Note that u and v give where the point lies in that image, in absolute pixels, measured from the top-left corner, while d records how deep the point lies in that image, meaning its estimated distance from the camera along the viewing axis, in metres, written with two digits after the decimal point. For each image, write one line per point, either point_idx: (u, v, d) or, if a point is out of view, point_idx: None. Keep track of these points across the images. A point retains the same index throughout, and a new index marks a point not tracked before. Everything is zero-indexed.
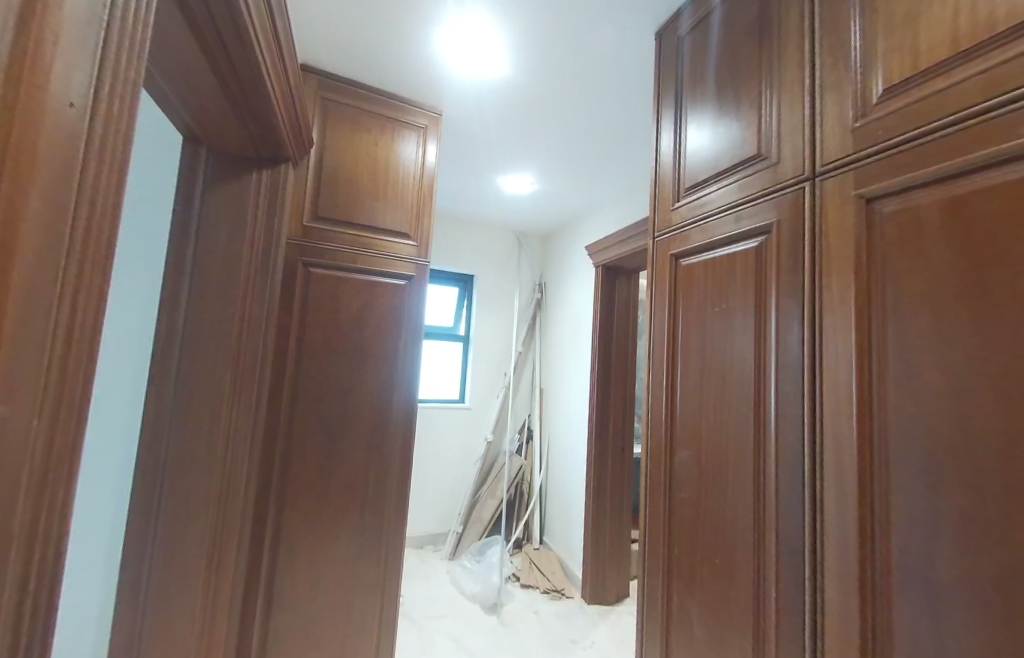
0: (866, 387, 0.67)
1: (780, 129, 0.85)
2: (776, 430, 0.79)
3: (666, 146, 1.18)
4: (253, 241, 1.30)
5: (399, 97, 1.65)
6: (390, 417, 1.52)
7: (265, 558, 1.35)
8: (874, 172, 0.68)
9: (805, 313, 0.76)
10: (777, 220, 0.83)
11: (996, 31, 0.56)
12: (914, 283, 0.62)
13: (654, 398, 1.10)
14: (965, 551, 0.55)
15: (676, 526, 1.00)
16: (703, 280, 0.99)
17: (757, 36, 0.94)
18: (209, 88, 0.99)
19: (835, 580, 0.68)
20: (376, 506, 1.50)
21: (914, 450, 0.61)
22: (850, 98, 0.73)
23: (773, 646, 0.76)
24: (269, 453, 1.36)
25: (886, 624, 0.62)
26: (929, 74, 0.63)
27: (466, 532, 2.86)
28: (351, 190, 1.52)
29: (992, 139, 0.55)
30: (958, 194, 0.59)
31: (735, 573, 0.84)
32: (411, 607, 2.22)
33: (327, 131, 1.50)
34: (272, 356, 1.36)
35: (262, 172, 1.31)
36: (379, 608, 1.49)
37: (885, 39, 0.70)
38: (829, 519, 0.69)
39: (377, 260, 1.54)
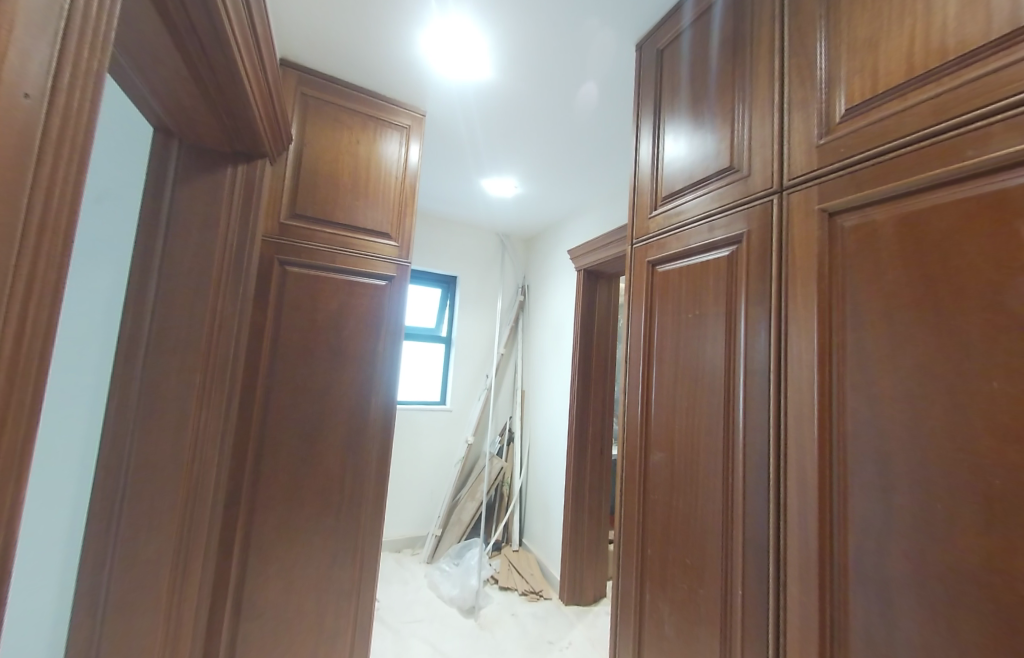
0: (828, 392, 0.70)
1: (751, 143, 0.88)
2: (744, 434, 0.82)
3: (645, 155, 1.21)
4: (226, 236, 1.26)
5: (382, 96, 1.64)
6: (367, 419, 1.50)
7: (234, 564, 1.30)
8: (836, 188, 0.71)
9: (772, 320, 0.79)
10: (748, 230, 0.86)
11: (947, 59, 0.60)
12: (871, 294, 0.66)
13: (630, 400, 1.12)
14: (914, 549, 0.58)
15: (649, 527, 1.02)
16: (678, 287, 1.01)
17: (732, 51, 0.97)
18: (182, 80, 0.96)
19: (797, 578, 0.71)
20: (352, 509, 1.48)
21: (869, 453, 0.64)
22: (816, 116, 0.77)
23: (738, 643, 0.78)
24: (240, 455, 1.32)
25: (843, 620, 0.65)
26: (888, 96, 0.66)
27: (445, 535, 2.83)
28: (330, 189, 1.50)
29: (943, 160, 0.59)
30: (911, 210, 0.62)
31: (704, 572, 0.86)
32: (387, 612, 2.19)
33: (307, 127, 1.48)
34: (245, 356, 1.33)
35: (237, 167, 1.28)
36: (353, 613, 1.47)
37: (848, 61, 0.73)
38: (791, 520, 0.72)
39: (357, 260, 1.52)
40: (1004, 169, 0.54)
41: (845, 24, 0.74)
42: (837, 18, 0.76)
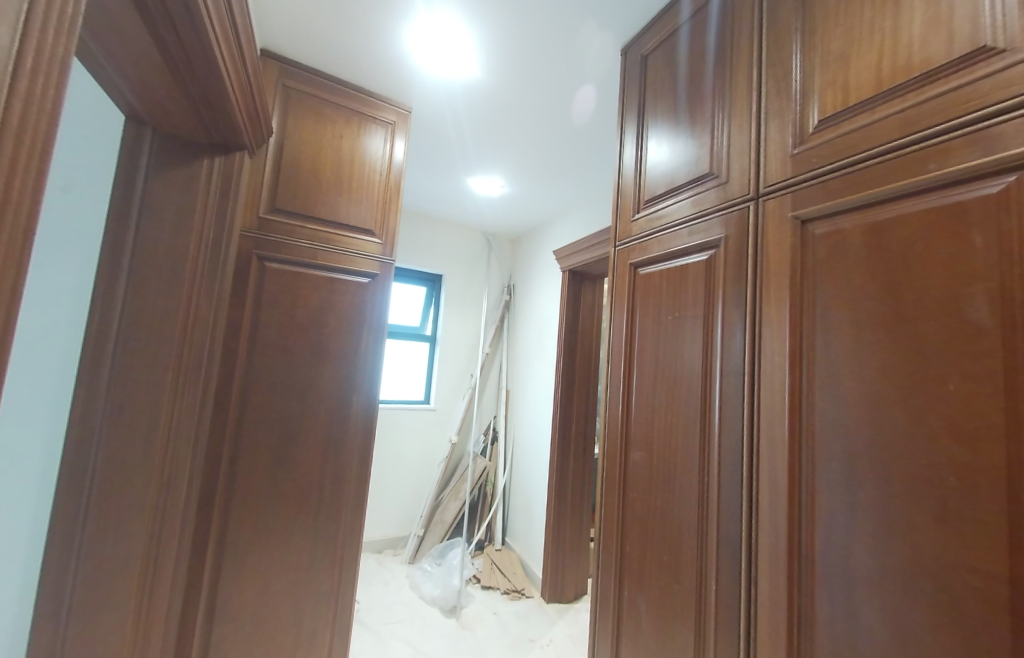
0: (798, 394, 0.72)
1: (729, 150, 0.90)
2: (719, 433, 0.84)
3: (629, 158, 1.22)
4: (203, 231, 1.24)
5: (366, 91, 1.62)
6: (348, 419, 1.49)
7: (207, 567, 1.27)
8: (808, 196, 0.74)
9: (747, 323, 0.81)
10: (725, 236, 0.88)
11: (913, 75, 0.63)
12: (840, 299, 0.68)
13: (612, 401, 1.14)
14: (876, 545, 0.61)
15: (628, 525, 1.03)
16: (659, 289, 1.03)
17: (712, 59, 0.99)
18: (156, 68, 0.94)
19: (768, 574, 0.73)
20: (332, 508, 1.46)
21: (836, 453, 0.66)
22: (791, 126, 0.79)
23: (712, 638, 0.80)
24: (214, 455, 1.28)
25: (811, 612, 0.67)
26: (858, 109, 0.69)
27: (427, 535, 2.81)
28: (312, 183, 1.47)
29: (906, 172, 0.61)
30: (878, 219, 0.64)
31: (681, 569, 0.88)
32: (367, 614, 2.16)
33: (288, 120, 1.45)
34: (221, 353, 1.29)
35: (214, 159, 1.25)
36: (331, 615, 1.45)
37: (821, 73, 0.75)
38: (763, 517, 0.74)
39: (339, 257, 1.50)
40: (964, 181, 0.56)
41: (819, 37, 0.77)
42: (812, 31, 0.78)
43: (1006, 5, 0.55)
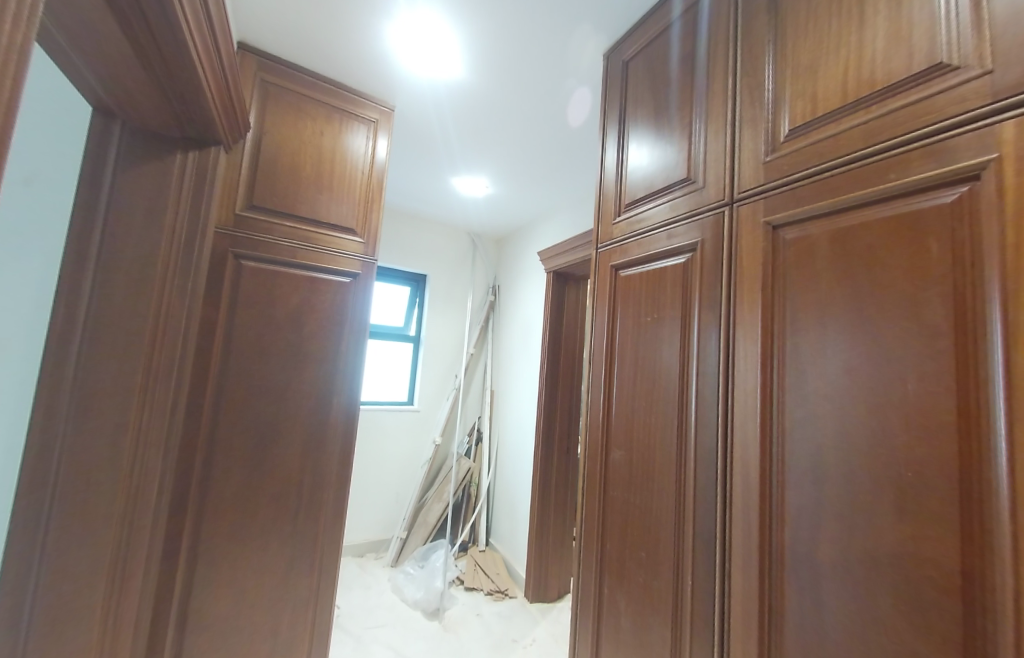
0: (769, 394, 0.74)
1: (706, 156, 0.93)
2: (695, 432, 0.86)
3: (610, 161, 1.24)
4: (175, 228, 1.20)
5: (348, 88, 1.59)
6: (329, 420, 1.46)
7: (179, 575, 1.23)
8: (779, 203, 0.76)
9: (721, 325, 0.83)
10: (701, 240, 0.90)
11: (876, 89, 0.66)
12: (808, 303, 0.70)
13: (593, 401, 1.15)
14: (841, 538, 0.63)
15: (608, 523, 1.05)
16: (639, 291, 1.04)
17: (690, 65, 1.01)
18: (125, 58, 0.91)
19: (740, 569, 0.75)
20: (312, 511, 1.43)
21: (804, 450, 0.69)
22: (763, 134, 0.82)
23: (688, 633, 0.82)
24: (186, 459, 1.24)
25: (780, 605, 0.69)
26: (825, 120, 0.72)
27: (410, 538, 2.78)
28: (291, 181, 1.44)
29: (869, 181, 0.64)
30: (843, 226, 0.67)
31: (658, 565, 0.90)
32: (347, 619, 2.12)
33: (266, 116, 1.42)
34: (194, 353, 1.25)
35: (188, 154, 1.22)
36: (310, 621, 1.42)
37: (792, 84, 0.78)
38: (736, 513, 0.76)
39: (319, 256, 1.47)
40: (922, 192, 0.59)
41: (790, 49, 0.79)
42: (783, 43, 0.81)
43: (961, 25, 0.58)
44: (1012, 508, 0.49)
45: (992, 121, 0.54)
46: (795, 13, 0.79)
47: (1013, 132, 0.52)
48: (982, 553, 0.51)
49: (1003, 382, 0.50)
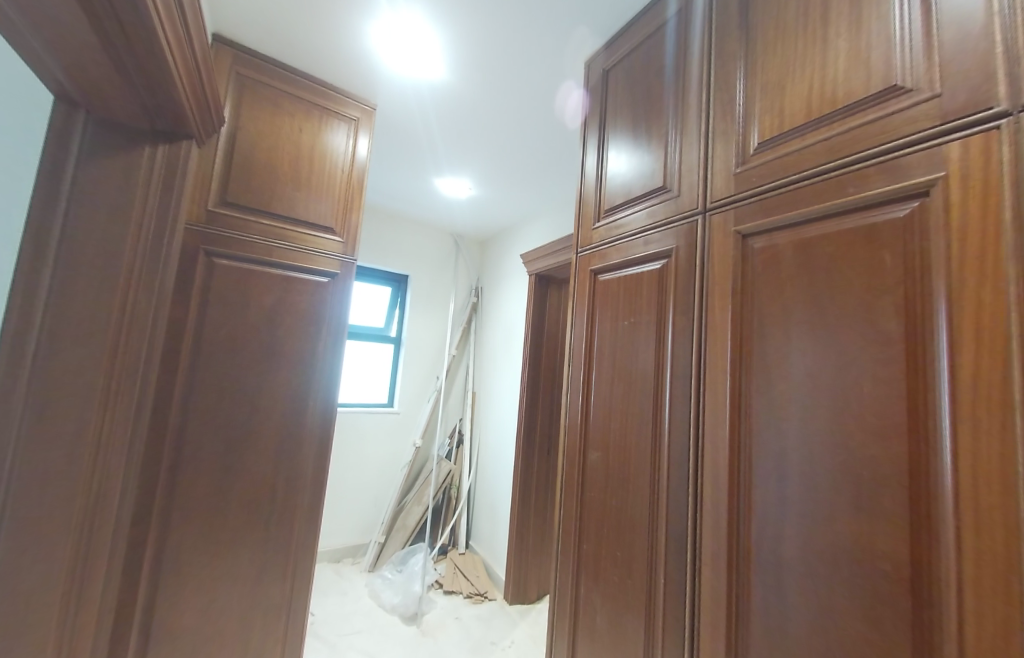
0: (737, 397, 0.77)
1: (681, 166, 0.95)
2: (669, 434, 0.88)
3: (591, 167, 1.26)
4: (142, 224, 1.16)
5: (328, 85, 1.57)
6: (304, 422, 1.44)
7: (142, 586, 1.18)
8: (748, 213, 0.79)
9: (694, 330, 0.85)
10: (676, 246, 0.93)
11: (838, 106, 0.69)
12: (774, 309, 0.73)
13: (571, 403, 1.17)
14: (803, 536, 0.66)
15: (586, 524, 1.06)
16: (617, 295, 1.06)
17: (666, 76, 1.04)
18: (89, 45, 0.87)
19: (710, 567, 0.77)
20: (286, 515, 1.40)
21: (769, 452, 0.71)
22: (734, 146, 0.85)
23: (660, 630, 0.84)
24: (152, 464, 1.20)
25: (746, 601, 0.71)
26: (792, 134, 0.75)
27: (388, 542, 2.75)
28: (267, 178, 1.41)
29: (832, 195, 0.67)
30: (807, 236, 0.70)
31: (633, 564, 0.91)
32: (322, 626, 2.08)
33: (242, 110, 1.38)
34: (162, 353, 1.21)
35: (157, 147, 1.18)
36: (282, 629, 1.39)
37: (761, 99, 0.81)
38: (706, 512, 0.78)
39: (296, 254, 1.45)
40: (878, 206, 0.62)
41: (759, 65, 0.83)
42: (753, 58, 0.84)
43: (914, 50, 0.61)
44: (955, 505, 0.52)
45: (940, 142, 0.57)
46: (764, 30, 0.83)
47: (958, 153, 0.55)
48: (929, 548, 0.54)
49: (948, 386, 0.54)
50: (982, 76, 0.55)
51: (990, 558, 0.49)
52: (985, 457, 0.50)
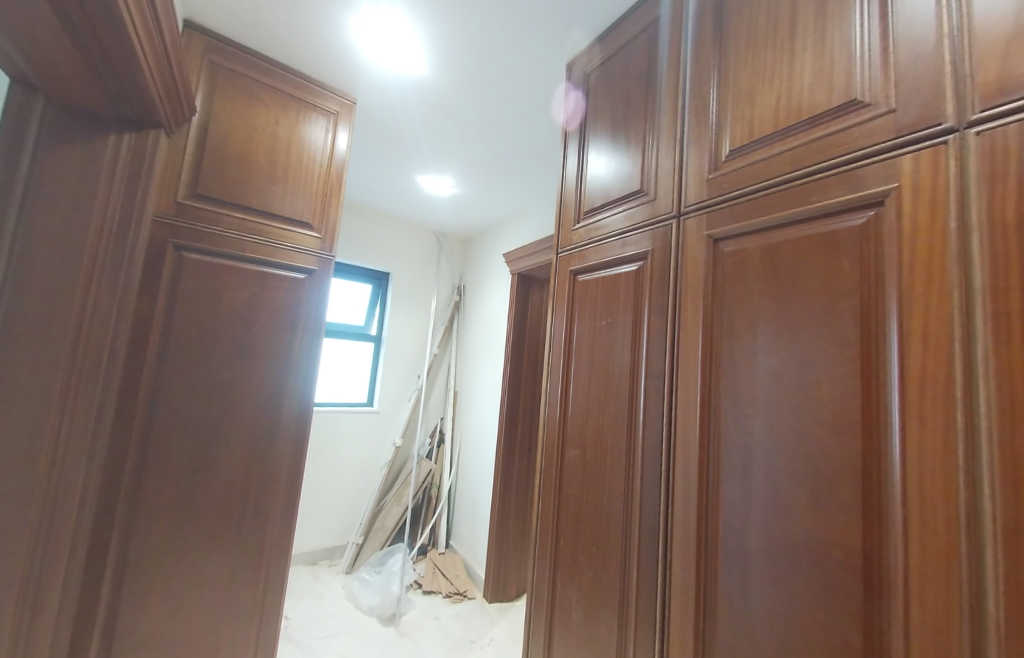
0: (707, 396, 0.79)
1: (657, 169, 0.97)
2: (642, 431, 0.90)
3: (571, 169, 1.28)
4: (106, 217, 1.12)
5: (306, 77, 1.54)
6: (279, 421, 1.41)
7: (104, 593, 1.14)
8: (720, 218, 0.82)
9: (667, 330, 0.87)
10: (651, 249, 0.95)
11: (803, 118, 0.72)
12: (743, 311, 0.76)
13: (550, 401, 1.18)
14: (766, 529, 0.68)
15: (563, 520, 1.07)
16: (595, 296, 1.08)
17: (645, 80, 1.06)
18: (48, 26, 0.83)
19: (680, 560, 0.79)
20: (258, 517, 1.37)
21: (736, 449, 0.74)
22: (707, 152, 0.87)
23: (632, 622, 0.86)
24: (115, 465, 1.15)
25: (713, 592, 0.74)
26: (761, 143, 0.78)
27: (366, 543, 2.71)
28: (241, 170, 1.37)
29: (796, 202, 0.70)
30: (773, 242, 0.73)
31: (607, 559, 0.93)
32: (296, 630, 2.04)
33: (214, 99, 1.34)
34: (126, 351, 1.17)
35: (122, 135, 1.14)
36: (254, 634, 1.35)
37: (733, 107, 0.84)
38: (677, 507, 0.81)
39: (271, 249, 1.41)
40: (838, 214, 0.65)
41: (731, 74, 0.85)
42: (726, 67, 0.86)
43: (872, 65, 0.65)
44: (902, 496, 0.55)
45: (894, 155, 0.60)
46: (736, 40, 0.85)
47: (910, 166, 0.59)
48: (879, 538, 0.57)
49: (898, 385, 0.57)
50: (932, 93, 0.58)
51: (934, 545, 0.53)
52: (929, 451, 0.54)
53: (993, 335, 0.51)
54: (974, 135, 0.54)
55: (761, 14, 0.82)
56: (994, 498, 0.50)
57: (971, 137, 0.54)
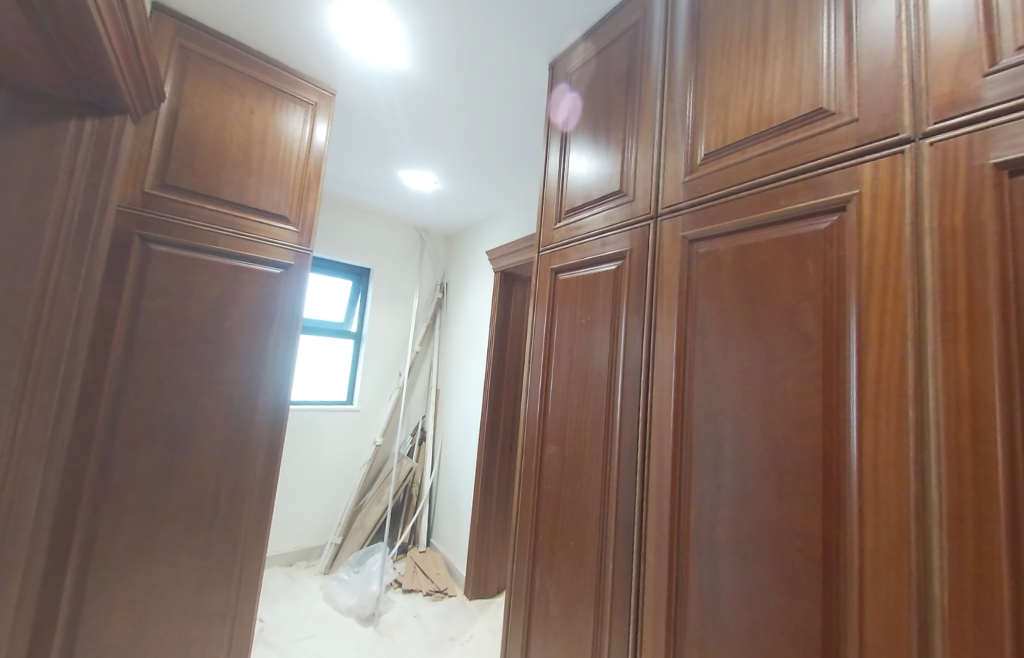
0: (681, 392, 0.81)
1: (636, 170, 0.99)
2: (618, 427, 0.92)
3: (554, 168, 1.29)
4: (66, 206, 1.06)
5: (283, 66, 1.50)
6: (254, 419, 1.37)
7: (64, 600, 1.09)
8: (694, 219, 0.84)
9: (644, 328, 0.89)
10: (629, 249, 0.96)
11: (773, 124, 0.75)
12: (715, 309, 0.78)
13: (530, 398, 1.19)
14: (734, 520, 0.71)
15: (542, 515, 1.09)
16: (575, 294, 1.09)
17: (625, 82, 1.08)
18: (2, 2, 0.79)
19: (654, 552, 0.81)
20: (230, 518, 1.34)
21: (707, 445, 0.76)
22: (683, 155, 0.89)
23: (607, 613, 0.88)
24: (76, 466, 1.11)
25: (685, 582, 0.76)
26: (734, 147, 0.80)
27: (345, 543, 2.68)
28: (213, 161, 1.33)
29: (766, 206, 0.73)
30: (744, 243, 0.75)
31: (584, 552, 0.95)
32: (272, 632, 2.00)
33: (185, 86, 1.30)
34: (89, 347, 1.12)
35: (84, 121, 1.08)
36: (227, 638, 1.32)
37: (708, 111, 0.86)
38: (651, 501, 0.83)
39: (244, 243, 1.37)
40: (804, 219, 0.68)
41: (707, 79, 0.88)
42: (702, 72, 0.88)
43: (837, 76, 0.67)
44: (859, 486, 0.58)
45: (857, 162, 0.63)
46: (712, 46, 0.88)
47: (870, 174, 0.62)
48: (837, 526, 0.60)
49: (856, 382, 0.60)
50: (891, 105, 0.61)
51: (887, 531, 0.55)
52: (883, 444, 0.57)
53: (942, 335, 0.54)
54: (928, 146, 0.57)
55: (736, 20, 0.84)
56: (940, 488, 0.53)
57: (925, 147, 0.57)
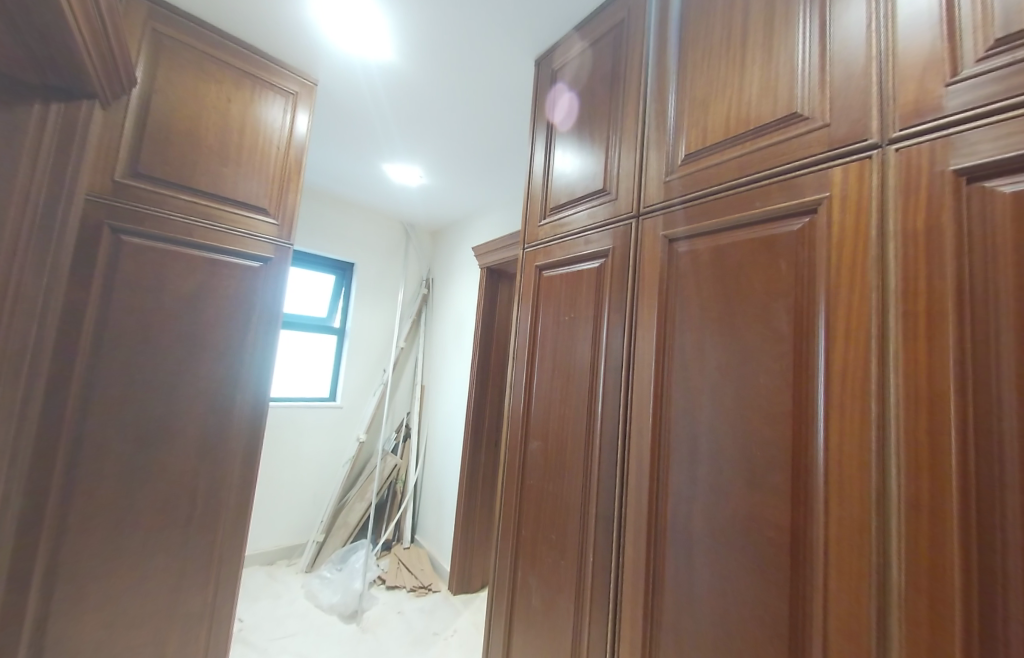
0: (660, 387, 0.83)
1: (619, 169, 1.00)
2: (599, 422, 0.94)
3: (539, 165, 1.29)
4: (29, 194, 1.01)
5: (262, 54, 1.46)
6: (232, 415, 1.35)
7: (30, 601, 1.06)
8: (675, 219, 0.86)
9: (625, 324, 0.91)
10: (612, 247, 0.98)
11: (751, 127, 0.77)
12: (693, 306, 0.80)
13: (515, 395, 1.20)
14: (709, 511, 0.73)
15: (525, 509, 1.10)
16: (559, 291, 1.10)
17: (610, 80, 1.09)
18: None
19: (633, 543, 0.83)
20: (207, 516, 1.31)
21: (684, 439, 0.78)
22: (664, 155, 0.91)
23: (587, 604, 0.89)
24: (43, 464, 1.07)
25: (661, 571, 0.78)
26: (713, 149, 0.82)
27: (327, 541, 2.65)
28: (188, 150, 1.29)
29: (744, 206, 0.75)
30: (722, 243, 0.77)
31: (566, 544, 0.96)
32: (251, 632, 1.97)
33: (158, 72, 1.25)
34: (56, 342, 1.08)
35: (50, 106, 1.04)
36: (204, 637, 1.30)
37: (689, 112, 0.88)
38: (631, 493, 0.85)
39: (221, 235, 1.34)
40: (779, 220, 0.70)
41: (689, 80, 0.89)
42: (684, 74, 0.90)
43: (811, 81, 0.69)
44: (825, 477, 0.61)
45: (828, 166, 0.65)
46: (693, 47, 0.89)
47: (840, 178, 0.64)
48: (805, 514, 0.63)
49: (823, 377, 0.63)
50: (861, 111, 0.63)
51: (850, 518, 0.58)
52: (847, 436, 0.59)
53: (903, 332, 0.56)
54: (894, 152, 0.59)
55: (716, 23, 0.85)
56: (900, 478, 0.55)
57: (891, 153, 0.60)
